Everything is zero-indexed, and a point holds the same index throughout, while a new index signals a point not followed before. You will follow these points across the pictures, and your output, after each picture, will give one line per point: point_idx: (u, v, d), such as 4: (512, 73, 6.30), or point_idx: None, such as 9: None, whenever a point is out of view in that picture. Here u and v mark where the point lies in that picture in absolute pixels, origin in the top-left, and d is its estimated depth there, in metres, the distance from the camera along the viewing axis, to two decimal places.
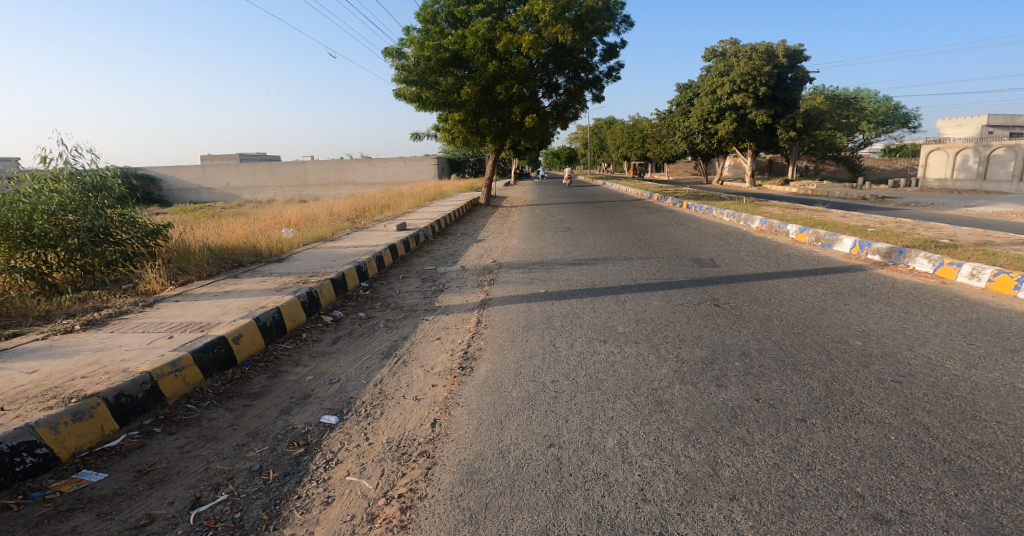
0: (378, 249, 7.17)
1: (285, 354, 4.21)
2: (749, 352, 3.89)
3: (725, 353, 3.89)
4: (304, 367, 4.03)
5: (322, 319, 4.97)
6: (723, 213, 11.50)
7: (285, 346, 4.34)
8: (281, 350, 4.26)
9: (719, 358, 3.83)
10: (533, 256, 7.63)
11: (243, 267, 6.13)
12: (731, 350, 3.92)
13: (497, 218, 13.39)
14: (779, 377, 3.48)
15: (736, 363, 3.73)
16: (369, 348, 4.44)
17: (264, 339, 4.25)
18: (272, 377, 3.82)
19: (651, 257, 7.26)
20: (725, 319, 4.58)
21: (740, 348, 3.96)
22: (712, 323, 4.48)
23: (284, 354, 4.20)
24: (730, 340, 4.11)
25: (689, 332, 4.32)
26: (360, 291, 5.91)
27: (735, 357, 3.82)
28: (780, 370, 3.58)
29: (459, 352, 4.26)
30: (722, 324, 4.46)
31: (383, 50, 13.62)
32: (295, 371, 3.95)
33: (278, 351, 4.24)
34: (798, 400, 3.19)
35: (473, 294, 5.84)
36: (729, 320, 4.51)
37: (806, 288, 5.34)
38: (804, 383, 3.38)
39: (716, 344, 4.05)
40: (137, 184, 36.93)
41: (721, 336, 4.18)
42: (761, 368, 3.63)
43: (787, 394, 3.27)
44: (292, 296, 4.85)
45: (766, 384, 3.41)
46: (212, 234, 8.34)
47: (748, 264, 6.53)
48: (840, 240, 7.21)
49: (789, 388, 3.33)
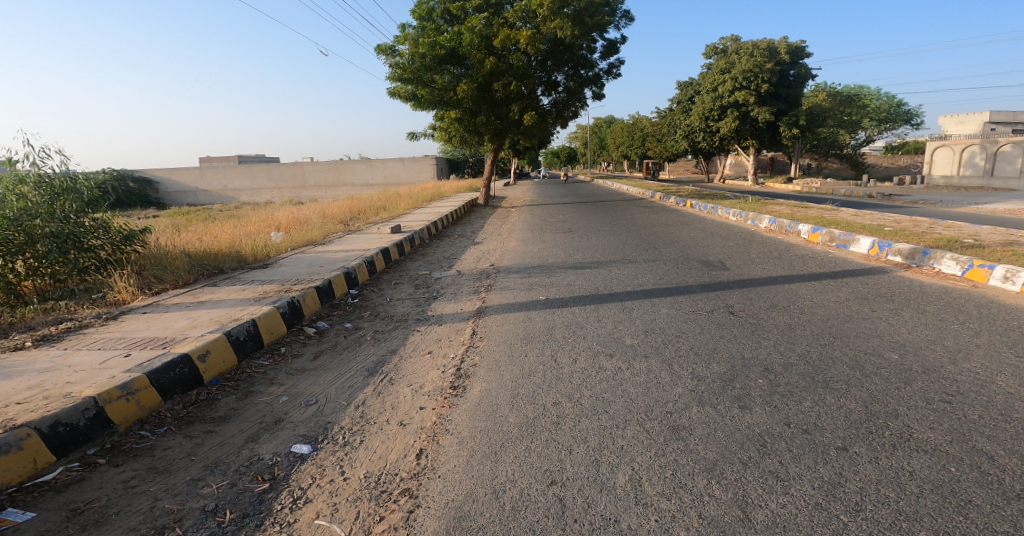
0: (370, 253, 6.78)
1: (259, 372, 3.83)
2: (773, 368, 3.50)
3: (746, 369, 3.50)
4: (279, 386, 3.65)
5: (304, 331, 4.59)
6: (729, 212, 11.08)
7: (260, 363, 3.96)
8: (256, 367, 3.88)
9: (739, 374, 3.45)
10: (532, 259, 7.25)
11: (223, 274, 5.73)
12: (753, 366, 3.53)
13: (496, 220, 13.03)
14: (810, 397, 3.10)
15: (759, 381, 3.34)
16: (353, 364, 4.07)
17: (236, 355, 3.87)
18: (241, 399, 3.44)
19: (657, 259, 6.86)
20: (742, 328, 4.19)
21: (762, 363, 3.57)
22: (728, 334, 4.09)
23: (259, 371, 3.82)
24: (750, 354, 3.72)
25: (703, 344, 3.94)
26: (347, 299, 5.52)
27: (757, 374, 3.42)
28: (810, 388, 3.19)
29: (451, 369, 3.89)
30: (739, 334, 4.07)
31: (377, 47, 13.23)
32: (269, 391, 3.57)
33: (251, 368, 3.86)
34: (835, 426, 2.80)
35: (469, 302, 5.45)
36: (747, 330, 4.13)
37: (827, 294, 4.94)
38: (840, 404, 2.99)
39: (734, 359, 3.67)
40: (132, 187, 36.53)
41: (740, 349, 3.80)
42: (788, 386, 3.24)
43: (821, 418, 2.88)
44: (271, 306, 4.47)
45: (796, 406, 3.02)
46: (197, 238, 7.94)
47: (761, 267, 6.14)
48: (858, 240, 6.80)
49: (822, 411, 2.95)
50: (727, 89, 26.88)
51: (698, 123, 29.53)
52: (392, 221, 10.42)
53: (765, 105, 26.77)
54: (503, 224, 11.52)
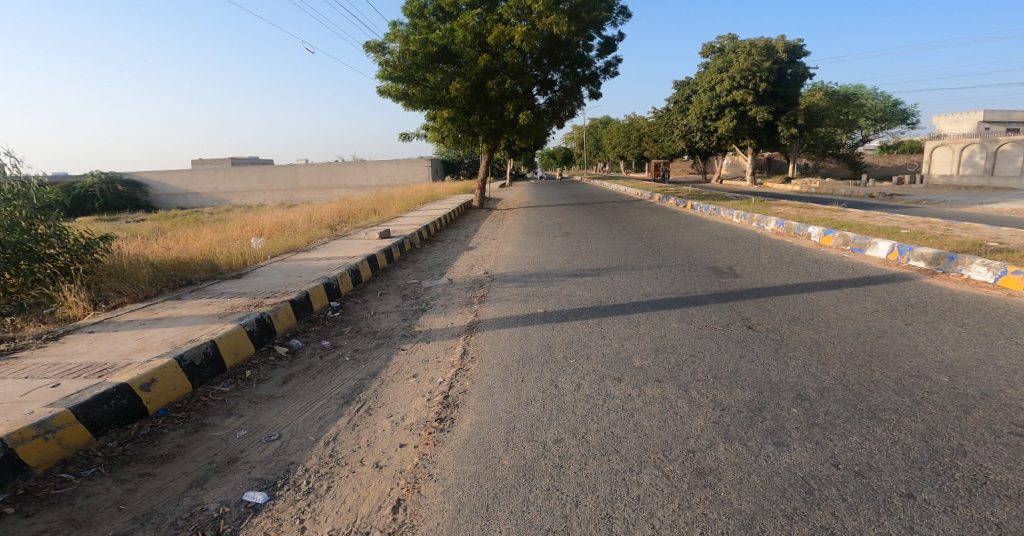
0: (355, 261, 6.32)
1: (217, 400, 3.36)
2: (807, 394, 3.06)
3: (775, 396, 3.07)
4: (239, 418, 3.19)
5: (275, 351, 4.13)
6: (732, 214, 10.66)
7: (219, 389, 3.49)
8: (213, 394, 3.41)
9: (767, 402, 3.02)
10: (529, 266, 6.81)
11: (191, 286, 5.26)
12: (783, 392, 3.10)
13: (492, 222, 12.58)
14: (855, 431, 2.66)
15: (793, 411, 2.90)
16: (327, 390, 3.61)
17: (190, 382, 3.40)
18: (191, 434, 2.98)
19: (661, 266, 6.43)
20: (764, 346, 3.76)
21: (793, 388, 3.14)
22: (750, 354, 3.65)
23: (216, 400, 3.36)
24: (778, 377, 3.29)
25: (723, 367, 3.50)
26: (327, 313, 5.06)
27: (789, 402, 2.99)
28: (854, 420, 2.75)
29: (437, 398, 3.43)
30: (762, 354, 3.64)
31: (366, 44, 12.76)
32: (225, 423, 3.11)
33: (208, 396, 3.39)
34: (893, 467, 2.36)
35: (460, 316, 5.00)
36: (770, 349, 3.69)
37: (852, 304, 4.52)
38: (893, 439, 2.56)
39: (760, 383, 3.23)
40: (121, 190, 35.92)
41: (765, 372, 3.36)
42: (829, 417, 2.80)
43: (874, 456, 2.44)
44: (237, 323, 4.00)
45: (841, 441, 2.58)
46: (172, 245, 7.43)
47: (774, 274, 5.71)
48: (876, 244, 6.38)
49: (873, 447, 2.51)
50: (725, 88, 26.54)
51: (696, 123, 29.18)
52: (381, 225, 9.95)
53: (763, 105, 26.45)
54: (499, 228, 11.08)
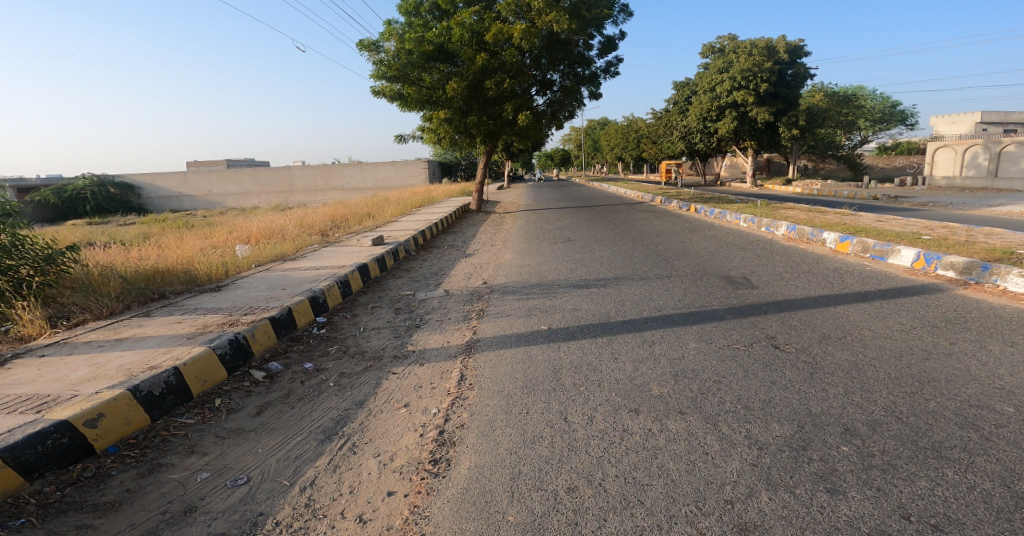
0: (344, 271, 5.92)
1: (179, 435, 2.95)
2: (856, 429, 2.68)
3: (820, 431, 2.69)
4: (202, 456, 2.78)
5: (251, 376, 3.73)
6: (738, 218, 10.29)
7: (183, 421, 3.08)
8: (175, 428, 3.01)
9: (811, 439, 2.63)
10: (530, 275, 6.43)
11: (164, 300, 4.85)
12: (827, 427, 2.71)
13: (490, 227, 12.19)
14: (922, 474, 2.28)
15: (843, 450, 2.52)
16: (307, 422, 3.22)
17: (148, 415, 2.99)
18: (144, 476, 2.57)
19: (672, 276, 6.05)
20: (795, 370, 3.38)
21: (836, 421, 2.76)
22: (782, 380, 3.26)
23: (178, 435, 2.96)
24: (818, 408, 2.91)
25: (753, 396, 3.12)
26: (312, 331, 4.65)
27: (836, 439, 2.60)
28: (918, 460, 2.37)
29: (431, 435, 3.04)
30: (796, 380, 3.25)
31: (360, 43, 12.35)
32: (186, 464, 2.70)
33: (168, 431, 2.98)
34: (976, 519, 1.98)
35: (457, 334, 4.61)
36: (803, 374, 3.32)
37: (885, 320, 4.15)
38: (970, 483, 2.18)
39: (798, 416, 2.85)
40: (113, 192, 35.41)
41: (802, 402, 2.98)
42: (886, 458, 2.42)
43: (951, 506, 2.06)
44: (207, 346, 3.60)
45: (907, 488, 2.20)
46: (151, 253, 7.00)
47: (794, 284, 5.34)
48: (899, 251, 6.00)
49: (947, 495, 2.13)
50: (726, 88, 26.26)
51: (695, 124, 28.87)
52: (375, 230, 9.54)
53: (764, 106, 26.18)
54: (497, 233, 10.68)
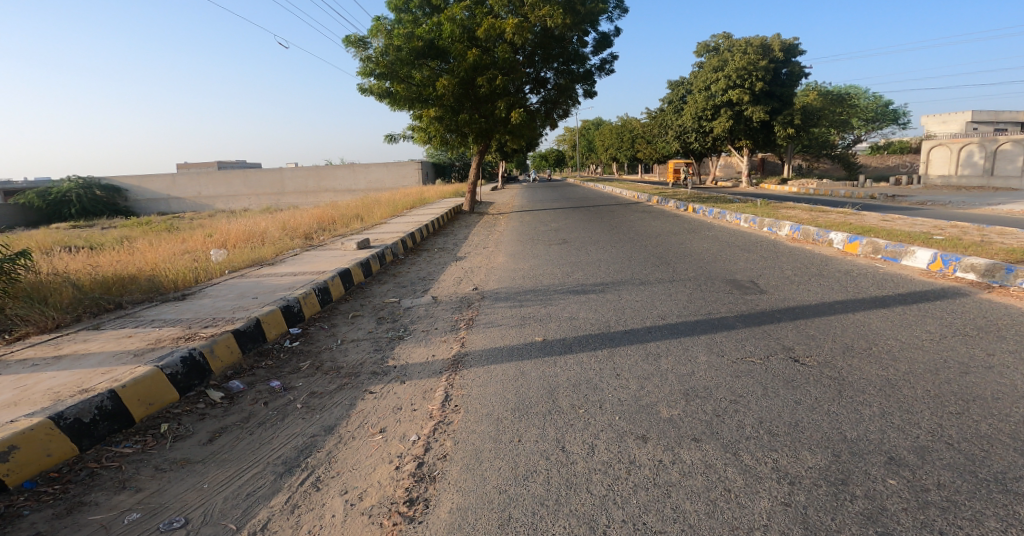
0: (324, 277, 5.53)
1: (110, 468, 2.62)
2: (902, 458, 2.36)
3: (862, 461, 2.36)
4: (135, 494, 2.44)
5: (207, 397, 3.38)
6: (739, 218, 9.95)
7: (118, 451, 2.75)
8: (107, 459, 2.68)
9: (850, 471, 2.30)
10: (523, 280, 6.06)
11: (121, 311, 4.46)
12: (869, 456, 2.39)
13: (482, 228, 11.81)
14: (990, 513, 1.97)
15: (890, 484, 2.19)
16: (265, 451, 2.86)
17: (75, 444, 2.67)
18: (60, 518, 2.24)
19: (674, 280, 5.69)
20: (820, 387, 3.02)
21: (877, 448, 2.43)
22: (807, 399, 2.92)
23: (110, 467, 2.62)
24: (853, 433, 2.57)
25: (776, 417, 2.78)
26: (283, 344, 4.29)
27: (881, 471, 2.28)
28: (982, 497, 2.06)
29: (409, 469, 2.66)
30: (823, 399, 2.90)
31: (346, 38, 11.93)
32: (112, 503, 2.35)
33: (99, 462, 2.65)
34: None
35: (443, 348, 4.24)
36: (831, 392, 2.96)
37: (911, 328, 3.81)
38: None
39: (832, 443, 2.51)
40: (99, 195, 34.74)
41: (834, 426, 2.64)
42: (945, 493, 2.11)
43: None
44: (153, 365, 3.25)
45: (975, 531, 1.89)
46: (119, 258, 6.58)
47: (805, 288, 5.01)
48: (914, 252, 5.67)
49: None
50: (721, 87, 26.01)
51: (690, 124, 28.60)
52: (362, 233, 9.14)
53: (759, 105, 25.95)
54: (490, 235, 10.30)
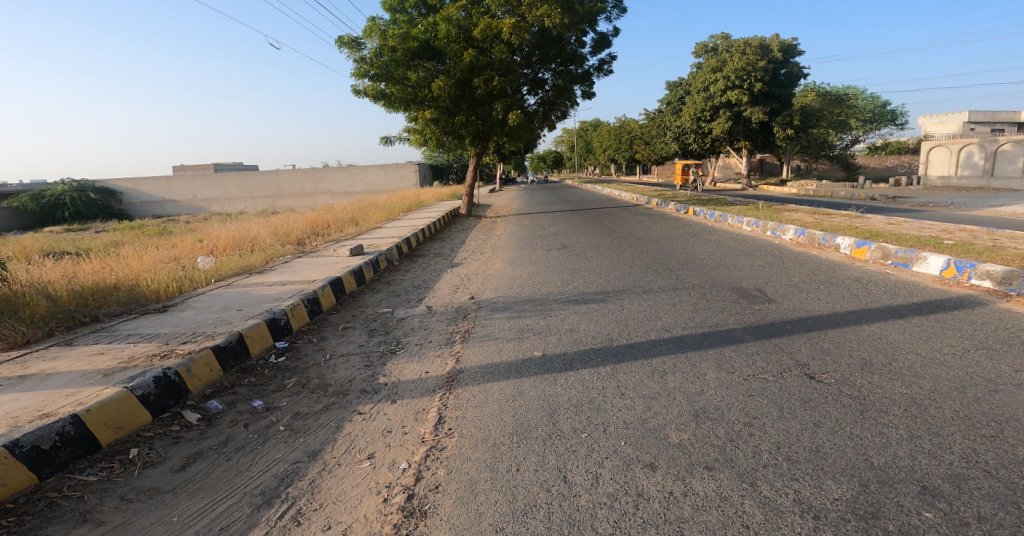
0: (314, 287, 5.32)
1: (71, 498, 2.41)
2: (937, 488, 2.15)
3: (894, 492, 2.15)
4: (95, 528, 2.23)
5: (183, 419, 3.18)
6: (741, 222, 9.76)
7: (81, 480, 2.54)
8: (68, 489, 2.47)
9: (881, 503, 2.09)
10: (521, 288, 5.86)
11: (98, 324, 4.25)
12: (901, 486, 2.17)
13: (480, 232, 11.60)
14: None
15: (927, 518, 1.98)
16: (241, 480, 2.65)
17: (33, 472, 2.46)
18: None
19: (677, 288, 5.49)
20: (840, 408, 2.82)
21: (908, 476, 2.23)
22: (828, 421, 2.71)
23: (70, 498, 2.41)
24: (881, 460, 2.36)
25: (795, 442, 2.57)
26: (267, 360, 4.09)
27: (915, 503, 2.07)
28: None
29: (398, 502, 2.44)
30: (845, 421, 2.69)
31: (340, 39, 11.72)
32: None
33: (59, 492, 2.44)
34: None
35: (437, 365, 4.04)
36: (853, 413, 2.76)
37: (930, 342, 3.60)
38: None
39: (859, 471, 2.30)
40: (94, 198, 34.42)
41: (859, 452, 2.43)
42: (988, 529, 1.90)
43: None
44: (123, 386, 3.04)
45: None
46: (102, 266, 6.36)
47: (814, 297, 4.81)
48: (926, 259, 5.48)
49: None
50: (719, 88, 25.85)
51: (689, 125, 28.43)
52: (356, 238, 8.93)
53: (758, 105, 25.82)
54: (487, 239, 10.09)
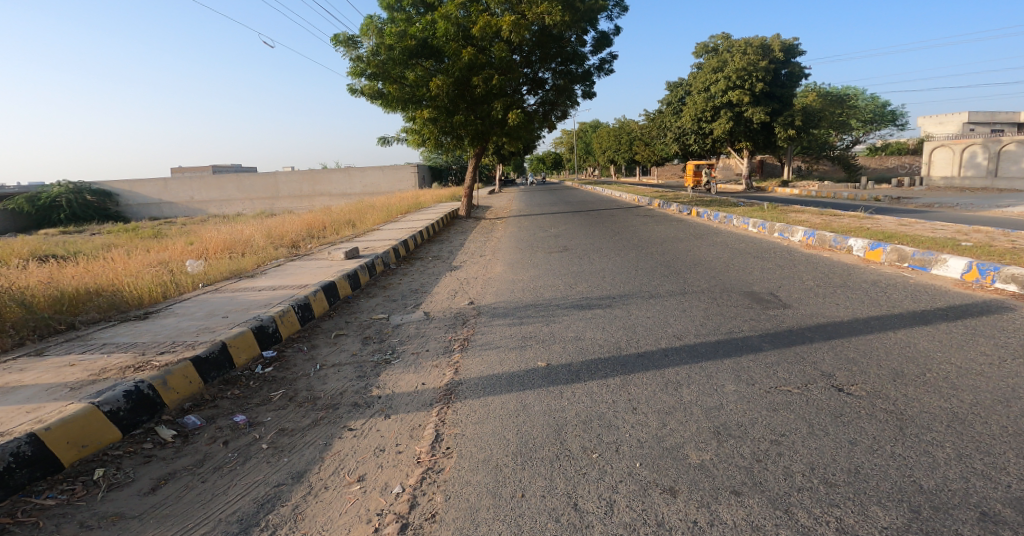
0: (305, 292, 5.08)
1: (24, 525, 2.18)
2: (999, 514, 1.92)
3: (951, 520, 1.91)
4: None
5: (157, 436, 2.95)
6: (747, 223, 9.52)
7: (37, 504, 2.31)
8: (22, 514, 2.23)
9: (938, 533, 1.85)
10: (522, 293, 5.62)
11: (74, 332, 4.00)
12: (959, 512, 1.94)
13: (479, 234, 11.35)
14: None
15: None
16: (216, 505, 2.41)
17: None
18: None
19: (686, 293, 5.23)
20: (877, 424, 2.59)
21: (964, 501, 2.00)
22: (865, 438, 2.48)
23: (24, 525, 2.17)
24: (932, 483, 2.12)
25: (831, 462, 2.33)
26: (253, 371, 3.85)
27: (976, 532, 1.83)
28: None
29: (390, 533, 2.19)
30: (884, 439, 2.46)
31: (336, 37, 11.48)
32: None
33: (11, 518, 2.21)
34: None
35: (434, 376, 3.80)
36: (892, 431, 2.52)
37: (963, 351, 3.36)
38: None
39: (908, 495, 2.06)
40: (90, 200, 34.06)
41: (906, 473, 2.20)
42: None
43: None
44: (89, 401, 2.81)
45: None
46: (86, 270, 6.10)
47: (832, 302, 4.56)
48: (946, 261, 5.24)
49: None
50: (720, 88, 25.66)
51: (690, 126, 28.22)
52: (352, 241, 8.67)
53: (759, 106, 25.62)
54: (486, 242, 9.84)
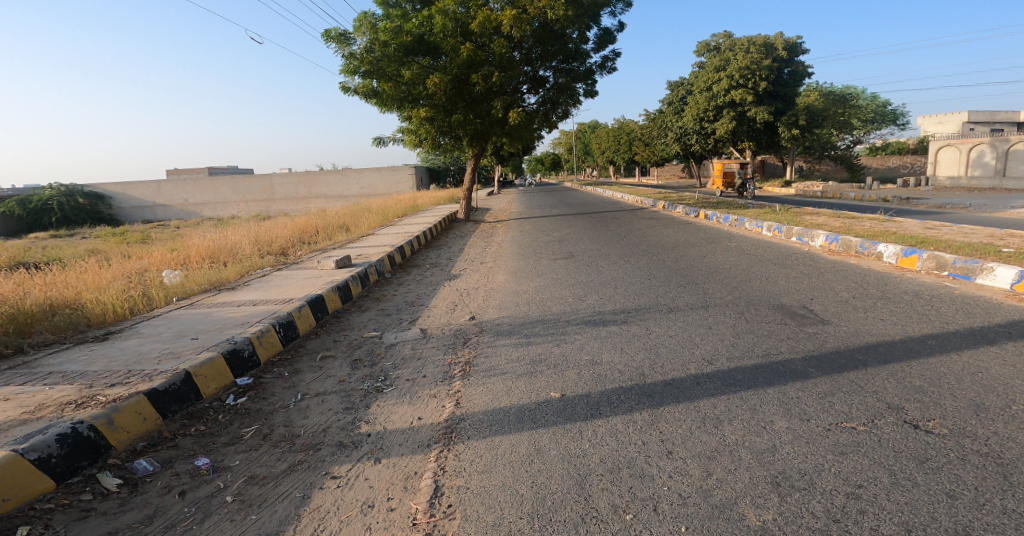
0: (288, 308, 4.59)
1: None
2: None
3: None
4: None
5: (100, 486, 2.46)
6: (760, 226, 9.06)
7: None
8: None
9: None
10: (529, 305, 5.16)
11: (19, 359, 3.50)
12: None
13: (479, 239, 10.90)
14: None
15: None
16: None
17: None
18: None
19: (709, 306, 4.77)
20: (975, 471, 2.19)
21: None
22: (966, 491, 2.07)
23: None
24: None
25: (933, 523, 1.92)
26: (223, 402, 3.37)
27: None
28: None
29: None
30: (990, 491, 2.05)
31: (327, 32, 10.98)
32: None
33: None
34: None
35: (432, 408, 3.34)
36: (997, 481, 2.10)
37: None
38: None
39: None
40: (82, 203, 33.48)
41: None
42: None
43: None
44: (12, 448, 2.33)
45: None
46: (48, 282, 5.57)
47: (875, 317, 4.12)
48: (993, 269, 4.77)
49: None
50: (723, 87, 25.23)
51: (692, 126, 27.74)
52: (344, 247, 8.19)
53: (762, 105, 25.21)
54: (487, 247, 9.37)
